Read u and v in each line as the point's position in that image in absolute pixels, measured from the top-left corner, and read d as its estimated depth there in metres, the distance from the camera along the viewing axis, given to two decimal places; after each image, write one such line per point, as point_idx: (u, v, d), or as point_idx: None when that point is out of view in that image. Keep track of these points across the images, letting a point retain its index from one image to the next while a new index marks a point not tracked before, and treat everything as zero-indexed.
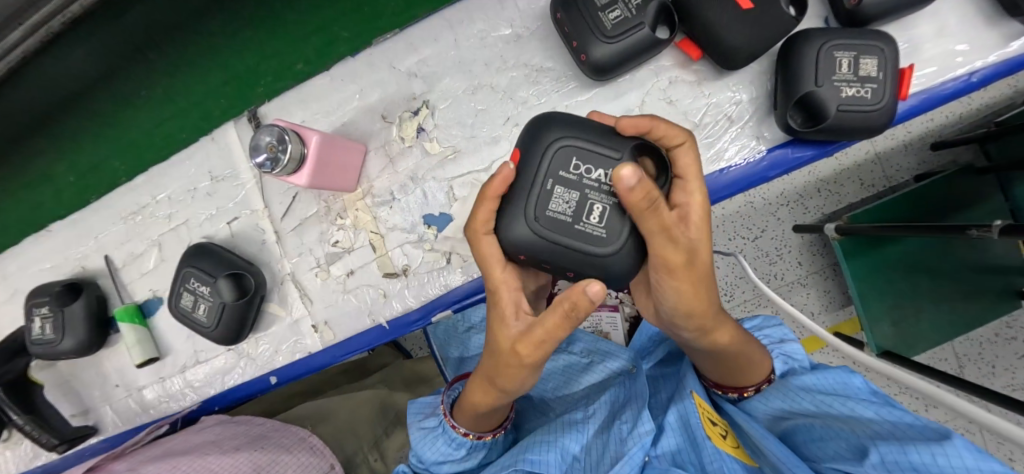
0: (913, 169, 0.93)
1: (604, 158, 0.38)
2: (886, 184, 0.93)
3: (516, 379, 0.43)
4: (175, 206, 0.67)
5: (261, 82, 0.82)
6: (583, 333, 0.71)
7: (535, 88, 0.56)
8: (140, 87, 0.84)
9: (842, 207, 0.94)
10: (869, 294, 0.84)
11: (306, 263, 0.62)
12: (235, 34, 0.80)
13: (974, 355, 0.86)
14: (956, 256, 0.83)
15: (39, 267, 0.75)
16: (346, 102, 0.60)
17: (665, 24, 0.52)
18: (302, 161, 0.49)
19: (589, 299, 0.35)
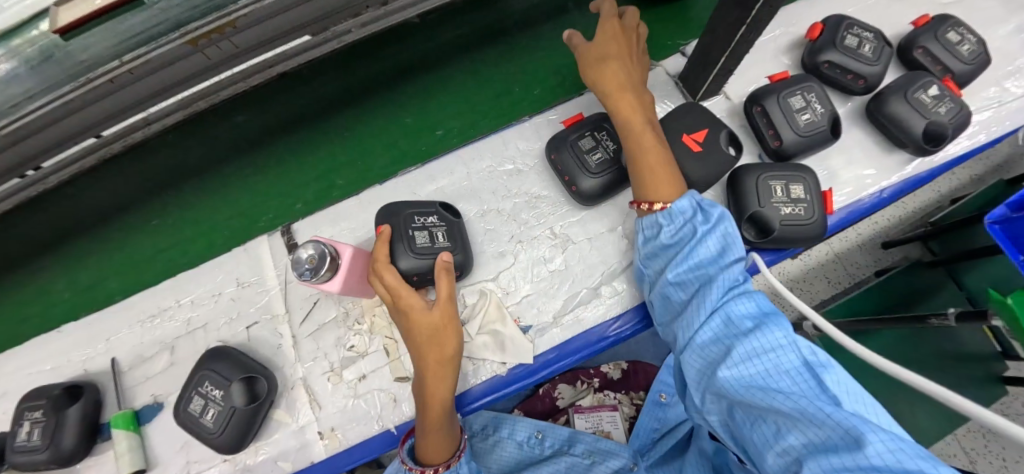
0: (871, 265, 1.09)
1: (428, 210, 0.59)
2: (850, 280, 1.08)
3: (448, 345, 0.54)
4: (196, 310, 0.71)
5: (262, 218, 0.96)
6: (582, 433, 0.74)
7: (533, 211, 0.67)
8: (153, 217, 0.97)
9: (815, 303, 1.07)
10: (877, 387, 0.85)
11: (319, 367, 0.65)
12: (247, 180, 0.97)
13: (982, 449, 0.89)
14: (931, 345, 0.92)
15: (36, 369, 0.72)
16: (371, 222, 0.70)
17: None
18: (336, 270, 0.56)
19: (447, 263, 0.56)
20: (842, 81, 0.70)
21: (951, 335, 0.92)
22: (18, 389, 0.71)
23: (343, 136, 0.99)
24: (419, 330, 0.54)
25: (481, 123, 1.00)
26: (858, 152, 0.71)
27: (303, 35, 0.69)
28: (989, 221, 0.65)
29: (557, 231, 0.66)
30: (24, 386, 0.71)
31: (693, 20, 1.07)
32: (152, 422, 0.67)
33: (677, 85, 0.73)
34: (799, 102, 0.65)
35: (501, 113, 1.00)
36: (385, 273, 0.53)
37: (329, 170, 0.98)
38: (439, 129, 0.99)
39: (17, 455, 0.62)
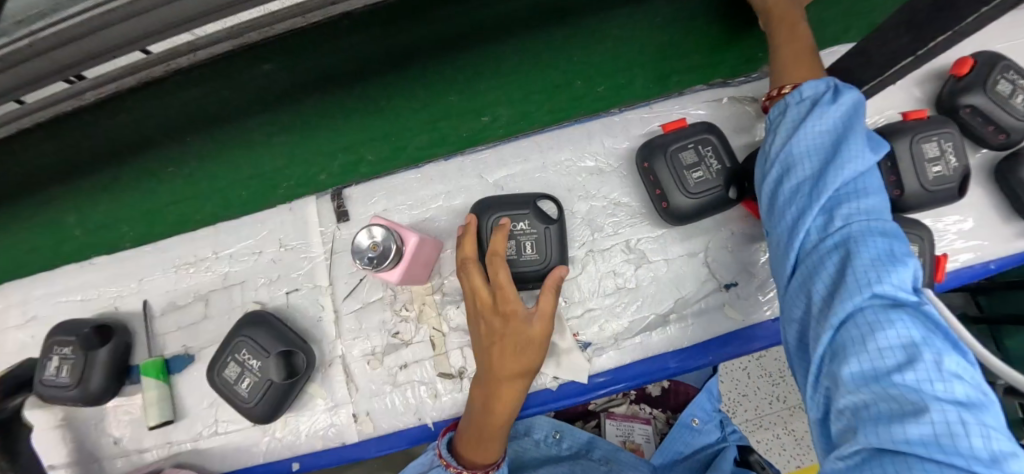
0: None
1: (520, 211, 0.55)
2: None
3: (525, 361, 0.50)
4: (235, 265, 0.67)
5: (282, 184, 0.86)
6: (603, 441, 0.74)
7: (610, 220, 0.61)
8: (169, 164, 0.87)
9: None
10: None
11: (359, 348, 0.62)
12: (270, 138, 0.84)
13: None
14: None
15: (66, 298, 0.69)
16: (431, 201, 0.64)
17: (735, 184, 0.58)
18: (399, 257, 0.51)
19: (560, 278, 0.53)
20: (980, 132, 0.60)
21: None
22: (48, 315, 0.69)
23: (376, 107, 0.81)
24: (507, 335, 0.50)
25: (532, 117, 0.82)
26: (977, 212, 0.63)
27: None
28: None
29: (632, 245, 0.60)
30: (53, 314, 0.69)
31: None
32: (182, 373, 0.65)
33: None
34: (933, 149, 0.56)
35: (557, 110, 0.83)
36: (473, 276, 0.52)
37: (352, 141, 0.83)
38: (486, 115, 0.81)
39: (43, 389, 0.60)
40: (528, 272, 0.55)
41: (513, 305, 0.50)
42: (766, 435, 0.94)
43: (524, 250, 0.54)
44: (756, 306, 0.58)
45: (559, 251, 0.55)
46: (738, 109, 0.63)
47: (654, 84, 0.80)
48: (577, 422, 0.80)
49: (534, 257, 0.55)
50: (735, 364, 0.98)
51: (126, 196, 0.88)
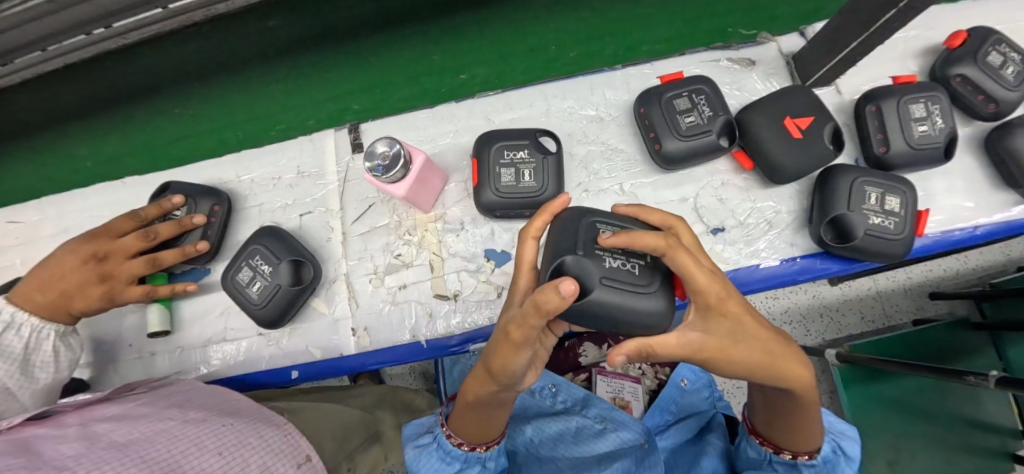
0: (912, 312, 1.16)
1: (520, 143, 0.60)
2: (886, 322, 1.16)
3: (509, 363, 0.39)
4: (254, 189, 0.72)
5: (275, 128, 0.92)
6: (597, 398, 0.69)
7: (606, 164, 0.65)
8: (176, 105, 0.91)
9: (841, 334, 1.16)
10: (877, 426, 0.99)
11: (363, 267, 0.66)
12: (264, 88, 0.88)
13: None
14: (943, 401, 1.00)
15: (97, 211, 0.75)
16: (440, 138, 0.69)
17: (727, 135, 0.62)
18: (405, 175, 0.55)
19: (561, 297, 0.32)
20: (970, 102, 0.64)
21: (972, 398, 1.01)
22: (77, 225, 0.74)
23: (373, 58, 0.84)
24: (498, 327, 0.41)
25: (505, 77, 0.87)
26: (964, 181, 0.65)
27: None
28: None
29: (627, 188, 0.64)
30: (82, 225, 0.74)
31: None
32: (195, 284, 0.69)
33: (789, 64, 0.68)
34: (921, 110, 0.59)
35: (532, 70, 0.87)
36: (522, 277, 0.44)
37: (343, 93, 0.88)
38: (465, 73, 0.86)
39: None
40: (526, 198, 0.59)
41: (527, 329, 0.36)
42: None
43: (523, 176, 0.58)
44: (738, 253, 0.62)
45: (556, 180, 0.59)
46: (735, 70, 0.67)
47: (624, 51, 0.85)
48: (566, 374, 0.75)
49: (531, 184, 0.58)
50: None
51: (148, 134, 0.93)
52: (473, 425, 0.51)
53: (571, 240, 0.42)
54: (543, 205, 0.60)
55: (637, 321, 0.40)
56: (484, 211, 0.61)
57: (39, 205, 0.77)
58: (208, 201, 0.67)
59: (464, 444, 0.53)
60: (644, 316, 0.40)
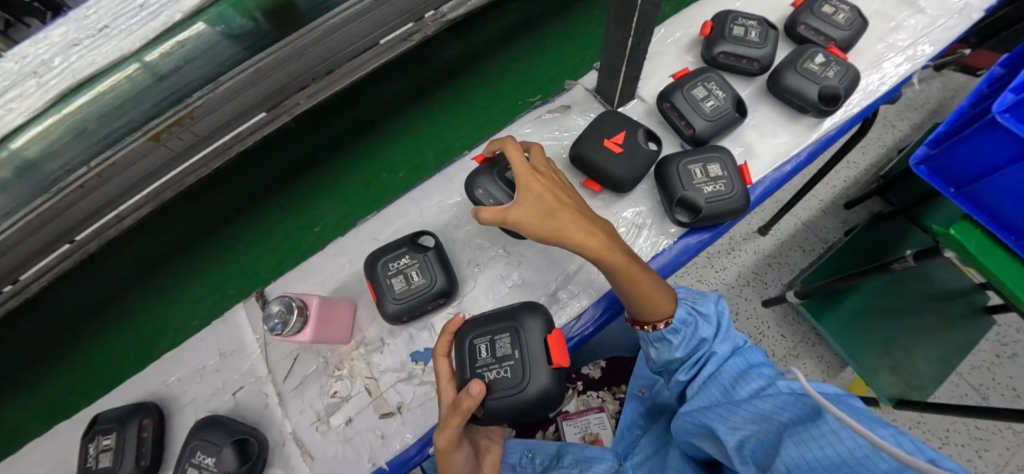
0: (839, 228, 1.25)
1: (399, 250, 0.65)
2: (823, 245, 1.24)
3: (454, 466, 0.54)
4: (184, 387, 0.72)
5: (163, 340, 1.09)
6: (570, 444, 0.70)
7: (485, 235, 0.72)
8: (67, 355, 1.08)
9: (795, 273, 1.22)
10: (857, 350, 1.04)
11: (307, 418, 0.67)
12: (146, 306, 1.11)
13: (991, 383, 1.09)
14: (904, 291, 1.07)
15: None
16: (338, 272, 0.73)
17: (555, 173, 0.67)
18: (306, 319, 0.60)
19: (472, 397, 0.52)
20: (739, 67, 0.77)
21: (925, 276, 1.06)
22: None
23: (230, 254, 1.13)
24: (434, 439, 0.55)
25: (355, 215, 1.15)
26: (773, 123, 0.76)
27: (258, 111, 0.83)
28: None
29: (510, 248, 0.71)
30: None
31: (537, 79, 1.24)
32: None
33: (597, 97, 0.80)
34: (702, 92, 0.72)
35: (371, 200, 1.16)
36: (444, 386, 0.58)
37: (218, 283, 1.12)
38: (317, 226, 1.15)
39: None
40: (422, 295, 0.64)
41: (450, 433, 0.52)
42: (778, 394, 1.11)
43: (412, 278, 0.64)
44: None
45: (443, 268, 0.65)
46: (558, 118, 0.79)
47: (441, 154, 1.19)
48: (538, 433, 0.77)
49: (423, 282, 0.64)
50: None
51: (47, 389, 1.07)
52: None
53: (463, 365, 0.58)
54: (442, 293, 0.65)
55: (533, 403, 0.56)
56: (393, 321, 0.65)
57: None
58: (136, 418, 0.67)
59: None
60: (534, 401, 0.56)
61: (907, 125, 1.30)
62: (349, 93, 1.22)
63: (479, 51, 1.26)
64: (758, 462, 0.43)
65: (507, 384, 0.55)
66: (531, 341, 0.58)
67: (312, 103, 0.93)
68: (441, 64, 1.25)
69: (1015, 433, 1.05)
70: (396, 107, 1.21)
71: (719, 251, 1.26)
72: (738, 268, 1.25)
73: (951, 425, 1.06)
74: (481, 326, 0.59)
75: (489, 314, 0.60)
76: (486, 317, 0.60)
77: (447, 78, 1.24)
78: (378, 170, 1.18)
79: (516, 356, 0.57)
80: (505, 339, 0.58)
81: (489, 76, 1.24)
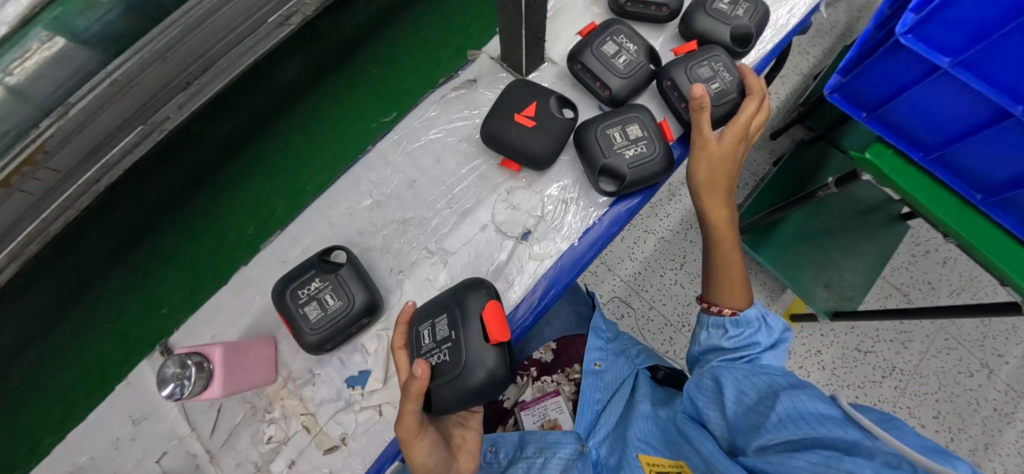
0: (767, 159, 1.27)
1: (307, 278, 0.58)
2: (755, 178, 1.25)
3: (420, 454, 0.49)
4: (90, 470, 0.63)
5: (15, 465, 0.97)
6: (532, 431, 0.67)
7: (405, 237, 0.66)
8: None
9: None
10: (793, 273, 1.10)
11: (245, 471, 0.61)
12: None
13: (909, 281, 1.17)
14: (835, 208, 1.09)
15: None
16: (249, 306, 0.66)
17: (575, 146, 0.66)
18: (210, 374, 0.53)
19: (419, 376, 0.49)
20: (648, 14, 0.72)
21: (849, 196, 1.08)
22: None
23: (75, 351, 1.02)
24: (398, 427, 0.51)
25: (202, 288, 1.07)
26: None
27: (133, 127, 0.69)
28: (945, 69, 0.58)
29: (434, 247, 0.66)
30: None
31: (388, 94, 1.17)
32: None
33: (505, 66, 0.74)
34: (707, 72, 0.66)
35: (220, 269, 1.08)
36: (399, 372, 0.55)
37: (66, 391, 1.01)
38: (164, 307, 1.06)
39: None
40: (343, 319, 0.58)
41: (411, 416, 0.49)
42: None
43: (325, 306, 0.57)
44: (553, 243, 0.65)
45: (360, 287, 0.59)
46: (464, 95, 0.72)
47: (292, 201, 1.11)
48: (498, 426, 0.75)
49: (340, 308, 0.58)
50: (668, 282, 1.22)
51: None
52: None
53: (412, 351, 0.55)
54: (365, 313, 0.59)
55: (477, 388, 0.51)
56: (316, 352, 0.59)
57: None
58: None
59: None
60: (479, 386, 0.51)
61: (819, 50, 1.32)
62: (204, 120, 1.13)
63: (329, 61, 1.17)
64: (752, 429, 0.49)
65: (448, 369, 0.51)
66: (469, 321, 0.53)
67: (184, 115, 0.76)
68: (329, 49, 1.18)
69: (934, 322, 1.14)
70: (265, 124, 1.14)
71: (661, 198, 1.25)
72: (681, 212, 1.25)
73: (880, 325, 1.14)
74: (425, 311, 0.56)
75: (436, 299, 0.57)
76: (430, 302, 0.57)
77: (337, 65, 1.17)
78: (218, 232, 1.09)
79: (454, 338, 0.53)
80: (444, 322, 0.54)
81: (381, 61, 1.18)
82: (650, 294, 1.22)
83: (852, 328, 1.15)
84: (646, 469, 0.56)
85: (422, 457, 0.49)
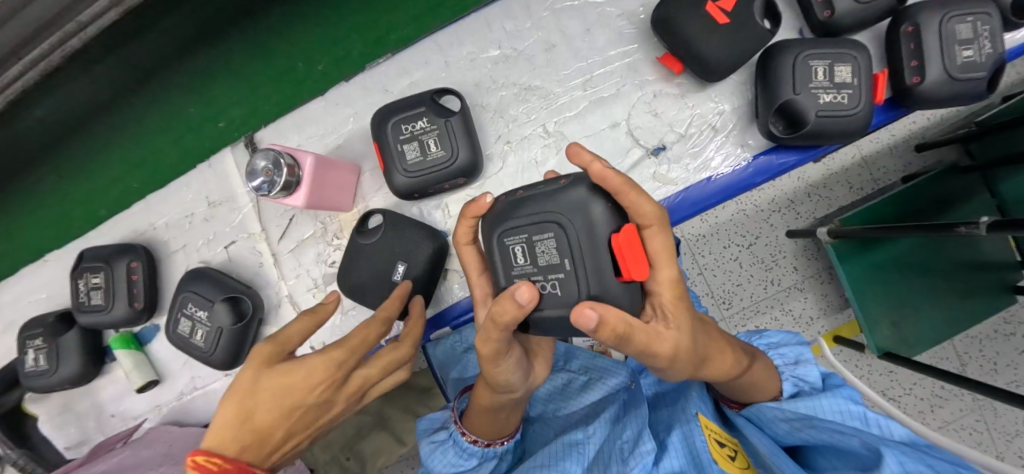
0: (900, 170, 1.07)
1: (416, 114, 0.52)
2: (874, 186, 1.07)
3: (503, 372, 0.40)
4: (173, 233, 0.68)
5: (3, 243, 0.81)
6: (579, 349, 0.64)
7: (523, 107, 0.58)
8: None
9: (833, 209, 1.08)
10: (868, 297, 0.95)
11: (303, 284, 0.62)
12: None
13: (975, 354, 1.02)
14: (948, 250, 0.95)
15: (32, 298, 0.74)
16: (341, 125, 0.62)
17: (758, 69, 0.54)
18: (298, 182, 0.50)
19: (518, 303, 0.33)
20: None
21: (971, 244, 0.94)
22: (22, 317, 0.74)
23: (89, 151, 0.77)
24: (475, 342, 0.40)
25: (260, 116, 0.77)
26: None
27: None
28: None
29: (551, 128, 0.58)
30: (25, 313, 0.74)
31: None
32: (153, 341, 0.67)
33: None
34: (968, 31, 0.51)
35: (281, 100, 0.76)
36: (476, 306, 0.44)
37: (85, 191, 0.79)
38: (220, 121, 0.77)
39: (31, 381, 0.65)
40: (440, 171, 0.53)
41: (495, 344, 0.37)
42: (766, 319, 1.09)
43: (427, 152, 0.52)
44: (682, 170, 0.57)
45: (468, 143, 0.53)
46: None
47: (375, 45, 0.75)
48: None
49: (440, 158, 0.52)
50: (727, 256, 1.11)
51: None
52: (477, 411, 0.47)
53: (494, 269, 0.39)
54: (463, 173, 0.53)
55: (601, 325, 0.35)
56: (403, 195, 0.55)
57: None
58: (124, 259, 0.63)
59: (478, 440, 0.49)
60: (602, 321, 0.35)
61: None
62: None
63: None
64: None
65: (557, 302, 0.35)
66: (589, 238, 0.34)
67: None
68: None
69: (976, 399, 1.02)
70: None
71: None
72: (776, 193, 1.10)
73: (920, 380, 1.04)
74: (515, 216, 0.36)
75: (521, 205, 0.36)
76: (516, 207, 0.36)
77: None
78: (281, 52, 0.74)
79: (565, 264, 0.35)
80: (551, 240, 0.35)
81: None
82: (702, 261, 1.12)
83: (886, 370, 1.05)
84: (708, 432, 0.45)
85: (505, 371, 0.40)
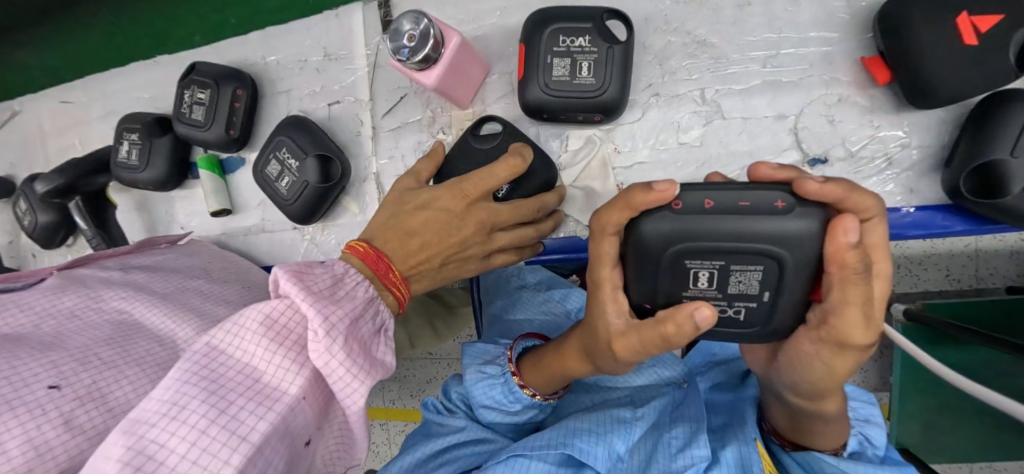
0: (1010, 278, 0.88)
1: (579, 29, 0.47)
2: (973, 284, 0.88)
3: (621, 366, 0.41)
4: (282, 72, 0.66)
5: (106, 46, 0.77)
6: None
7: (687, 62, 0.52)
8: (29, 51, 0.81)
9: (915, 292, 0.91)
10: (911, 392, 0.82)
11: (393, 168, 0.60)
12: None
13: None
14: None
15: (138, 94, 0.77)
16: (484, 17, 0.57)
17: (974, 113, 0.45)
18: (434, 62, 0.47)
19: (697, 325, 0.32)
20: None
21: None
22: (121, 107, 0.78)
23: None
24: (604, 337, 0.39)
25: None
26: None
27: None
28: None
29: (707, 96, 0.51)
30: (131, 107, 0.77)
31: None
32: (236, 172, 0.68)
33: None
34: None
35: None
36: (610, 314, 0.37)
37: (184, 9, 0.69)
38: None
39: (120, 171, 0.69)
40: (582, 99, 0.48)
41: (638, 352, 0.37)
42: None
43: (577, 75, 0.47)
44: None
45: (621, 79, 0.47)
46: None
47: None
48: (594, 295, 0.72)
49: (587, 85, 0.47)
50: None
51: None
52: (549, 372, 0.49)
53: (654, 280, 0.35)
54: (604, 110, 0.49)
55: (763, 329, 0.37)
56: (531, 112, 0.51)
57: (96, 86, 0.80)
58: (231, 83, 0.63)
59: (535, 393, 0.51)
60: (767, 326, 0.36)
61: None
62: None
63: None
64: None
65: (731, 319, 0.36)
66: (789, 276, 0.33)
67: None
68: None
69: None
70: None
71: None
72: None
73: None
74: (706, 243, 0.32)
75: (718, 230, 0.32)
76: (712, 232, 0.32)
77: None
78: None
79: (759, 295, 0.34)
80: (756, 273, 0.33)
81: None
82: None
83: None
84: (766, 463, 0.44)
85: (629, 366, 0.40)
